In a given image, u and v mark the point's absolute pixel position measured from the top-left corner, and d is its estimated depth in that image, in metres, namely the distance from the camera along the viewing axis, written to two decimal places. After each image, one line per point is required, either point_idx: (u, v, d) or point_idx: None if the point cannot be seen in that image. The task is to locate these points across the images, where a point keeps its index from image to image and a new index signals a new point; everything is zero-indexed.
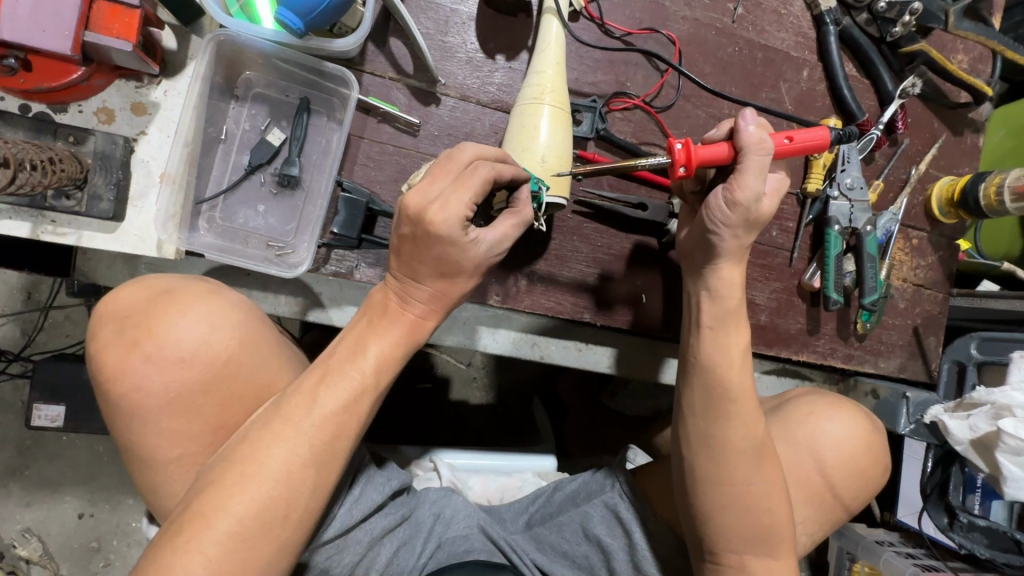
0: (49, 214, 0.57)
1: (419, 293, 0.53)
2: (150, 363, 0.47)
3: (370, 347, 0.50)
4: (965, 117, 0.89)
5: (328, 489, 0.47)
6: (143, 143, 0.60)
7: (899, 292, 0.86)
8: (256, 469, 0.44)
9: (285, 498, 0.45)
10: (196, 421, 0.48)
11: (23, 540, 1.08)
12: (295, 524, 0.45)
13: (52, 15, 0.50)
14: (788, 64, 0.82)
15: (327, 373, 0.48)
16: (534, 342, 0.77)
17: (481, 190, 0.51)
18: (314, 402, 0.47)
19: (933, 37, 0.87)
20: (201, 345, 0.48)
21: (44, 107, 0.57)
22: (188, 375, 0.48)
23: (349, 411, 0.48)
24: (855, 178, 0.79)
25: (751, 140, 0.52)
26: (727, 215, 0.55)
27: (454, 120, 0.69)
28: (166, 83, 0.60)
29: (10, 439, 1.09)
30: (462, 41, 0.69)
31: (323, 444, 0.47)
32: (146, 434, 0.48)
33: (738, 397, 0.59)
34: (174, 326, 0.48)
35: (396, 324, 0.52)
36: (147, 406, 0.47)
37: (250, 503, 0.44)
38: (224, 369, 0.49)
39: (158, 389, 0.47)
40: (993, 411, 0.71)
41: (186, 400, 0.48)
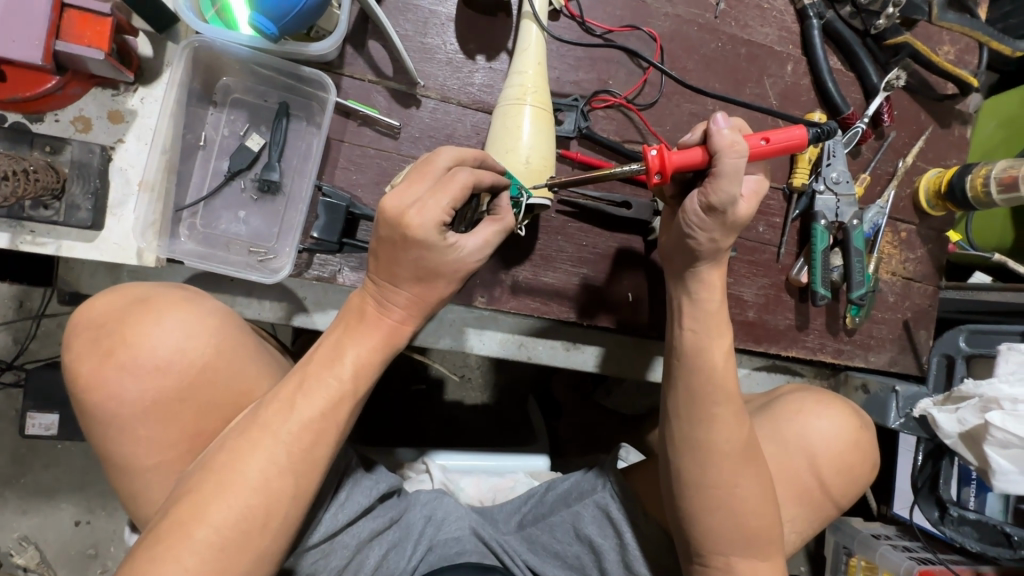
0: (28, 224, 0.57)
1: (397, 298, 0.53)
2: (125, 372, 0.47)
3: (348, 353, 0.50)
4: (953, 108, 0.88)
5: (308, 496, 0.47)
6: (121, 151, 0.59)
7: (889, 285, 0.86)
8: (233, 478, 0.45)
9: (264, 506, 0.45)
10: (173, 429, 0.48)
11: (21, 548, 1.08)
12: (275, 531, 0.45)
13: (23, 25, 0.50)
14: (772, 59, 0.81)
15: (305, 381, 0.48)
16: (521, 342, 0.77)
17: (460, 195, 0.51)
18: (291, 410, 0.47)
19: (919, 28, 0.86)
20: (176, 353, 0.48)
21: (20, 117, 0.57)
22: (163, 383, 0.48)
23: (327, 417, 0.48)
24: (840, 172, 0.78)
25: (723, 143, 0.51)
26: (702, 219, 0.56)
27: (435, 121, 0.68)
28: (142, 90, 0.60)
29: (4, 448, 1.09)
30: (441, 42, 0.69)
31: (301, 451, 0.47)
32: (124, 443, 0.48)
33: (722, 396, 0.59)
34: (149, 335, 0.48)
35: (375, 329, 0.52)
36: (123, 415, 0.47)
37: (228, 512, 0.44)
38: (201, 376, 0.49)
39: (134, 397, 0.47)
40: (981, 403, 0.71)
41: (163, 408, 0.48)
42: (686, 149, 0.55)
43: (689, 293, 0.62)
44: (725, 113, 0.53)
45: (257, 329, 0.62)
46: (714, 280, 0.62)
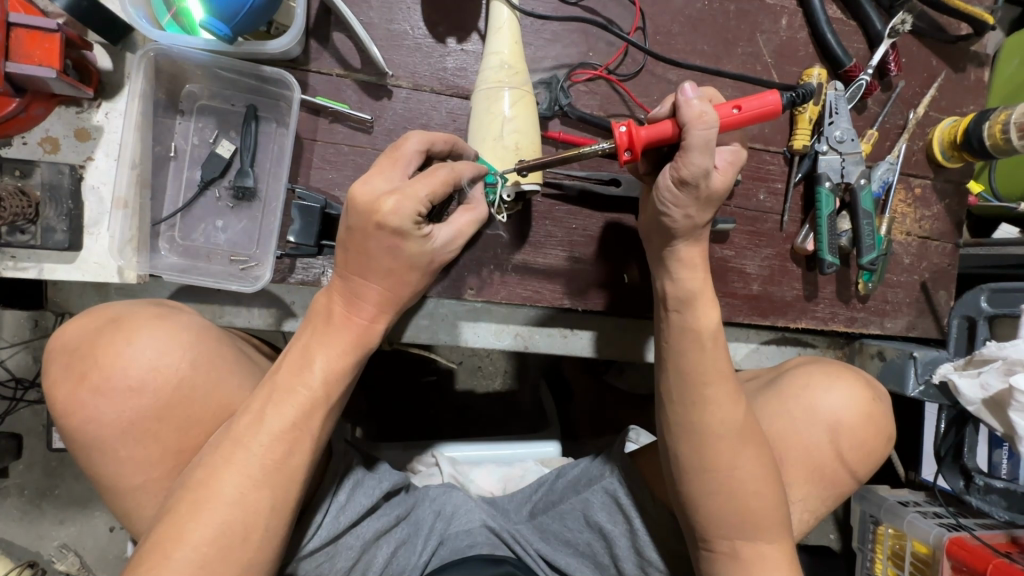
0: (9, 250, 0.57)
1: (366, 299, 0.51)
2: (100, 394, 0.47)
3: (317, 358, 0.50)
4: (968, 50, 0.81)
5: (288, 507, 0.47)
6: (91, 169, 0.59)
7: (903, 246, 0.81)
8: (211, 495, 0.45)
9: (242, 520, 0.45)
10: (153, 447, 0.48)
11: (61, 555, 1.13)
12: (257, 544, 0.46)
13: None
14: (763, 13, 0.76)
15: (275, 391, 0.48)
16: (516, 333, 0.75)
17: (440, 187, 0.50)
18: (262, 422, 0.47)
19: None
20: (150, 371, 0.48)
21: None
22: (140, 402, 0.48)
23: (299, 427, 0.48)
24: (844, 131, 0.74)
25: (692, 114, 0.48)
26: (675, 195, 0.53)
27: (409, 111, 0.66)
28: (106, 104, 0.59)
29: (35, 463, 1.14)
30: (409, 27, 0.66)
31: (275, 462, 0.47)
32: (110, 463, 0.48)
33: (716, 376, 0.57)
34: (121, 355, 0.48)
35: (344, 333, 0.51)
36: (106, 436, 0.48)
37: (207, 529, 0.44)
38: (177, 393, 0.49)
39: (113, 418, 0.47)
40: (1004, 366, 0.68)
41: (143, 428, 0.48)
42: (657, 121, 0.52)
43: (672, 273, 0.59)
44: (693, 83, 0.50)
45: (243, 336, 0.61)
46: (695, 260, 0.59)
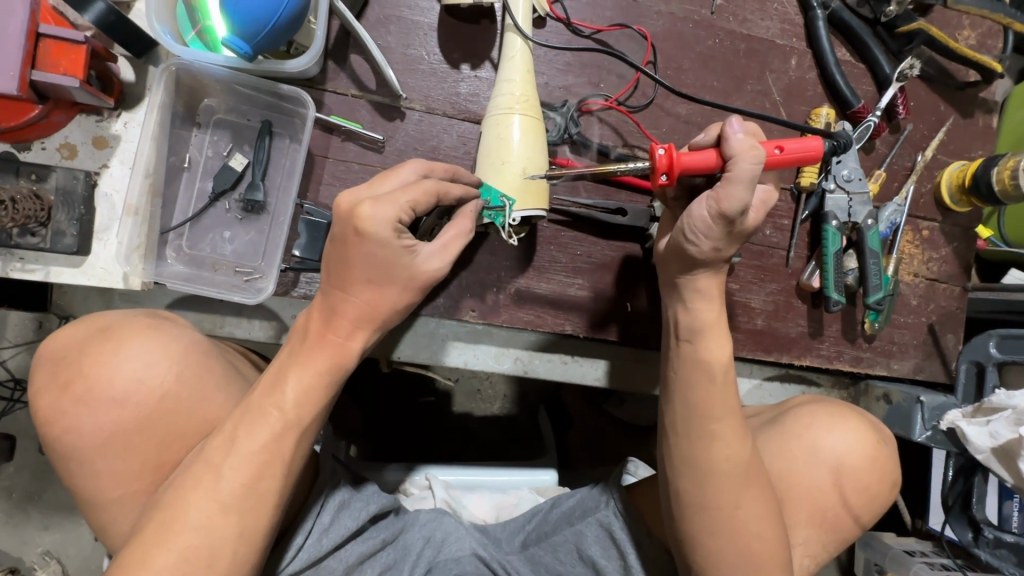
0: (18, 251, 0.58)
1: (346, 318, 0.51)
2: (82, 405, 0.47)
3: (292, 379, 0.49)
4: (977, 97, 0.82)
5: (257, 533, 0.47)
6: (105, 177, 0.60)
7: (910, 287, 0.81)
8: (180, 517, 0.45)
9: (208, 546, 0.45)
10: (132, 461, 0.48)
11: (44, 562, 1.11)
12: (222, 571, 0.45)
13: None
14: (774, 53, 0.77)
15: (249, 411, 0.48)
16: (516, 356, 0.74)
17: (421, 197, 0.51)
18: (234, 443, 0.47)
19: (934, 15, 0.81)
20: (132, 383, 0.48)
21: (10, 147, 0.58)
22: (121, 414, 0.48)
23: (271, 449, 0.48)
24: (852, 170, 0.74)
25: (740, 147, 0.50)
26: (709, 227, 0.53)
27: (421, 133, 0.67)
28: (126, 115, 0.60)
29: (27, 465, 1.13)
30: (425, 52, 0.68)
31: (245, 486, 0.47)
32: (87, 476, 0.48)
33: (716, 410, 0.56)
34: (106, 366, 0.48)
35: (321, 352, 0.50)
36: (84, 448, 0.47)
37: (175, 552, 0.44)
38: (158, 405, 0.49)
39: (94, 430, 0.47)
40: (1014, 416, 0.66)
41: (122, 442, 0.48)
42: (698, 152, 0.53)
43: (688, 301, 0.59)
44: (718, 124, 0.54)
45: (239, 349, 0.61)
46: (694, 292, 0.59)
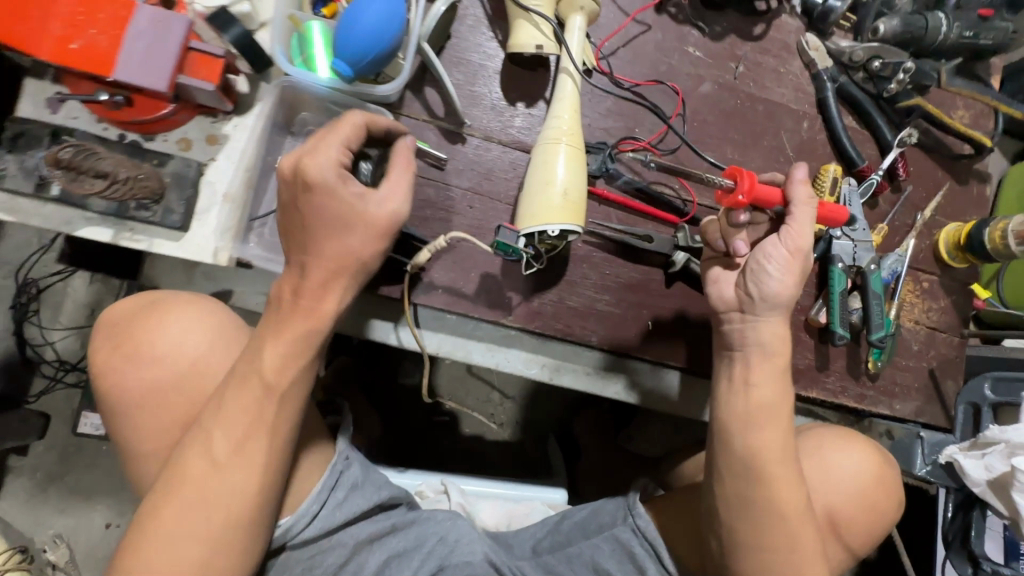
0: (130, 223, 0.67)
1: (313, 286, 0.61)
2: (130, 363, 0.65)
3: (267, 351, 0.61)
4: (971, 168, 0.92)
5: (250, 475, 0.61)
6: (212, 168, 0.70)
7: (912, 333, 0.87)
8: (189, 460, 0.60)
9: (214, 482, 0.60)
10: (164, 411, 0.65)
11: (54, 544, 1.25)
12: (228, 502, 0.60)
13: (158, 59, 0.60)
14: (788, 116, 0.88)
15: (236, 378, 0.62)
16: (543, 363, 0.81)
17: (349, 134, 0.61)
18: (225, 403, 0.61)
19: (933, 94, 0.91)
20: (167, 349, 0.65)
21: (138, 136, 0.69)
22: (157, 372, 0.65)
23: (256, 408, 0.61)
24: (856, 220, 0.83)
25: (801, 194, 0.65)
26: (776, 254, 0.65)
27: (478, 156, 0.78)
28: (236, 119, 0.71)
29: (55, 446, 1.28)
30: (488, 91, 0.79)
31: (236, 437, 0.61)
32: (131, 421, 0.65)
33: (749, 434, 0.64)
34: (151, 337, 0.66)
35: (291, 326, 0.62)
36: (128, 398, 0.65)
37: (190, 487, 0.60)
38: (188, 377, 0.66)
39: (134, 384, 0.65)
40: (1007, 449, 0.70)
41: (156, 402, 0.65)
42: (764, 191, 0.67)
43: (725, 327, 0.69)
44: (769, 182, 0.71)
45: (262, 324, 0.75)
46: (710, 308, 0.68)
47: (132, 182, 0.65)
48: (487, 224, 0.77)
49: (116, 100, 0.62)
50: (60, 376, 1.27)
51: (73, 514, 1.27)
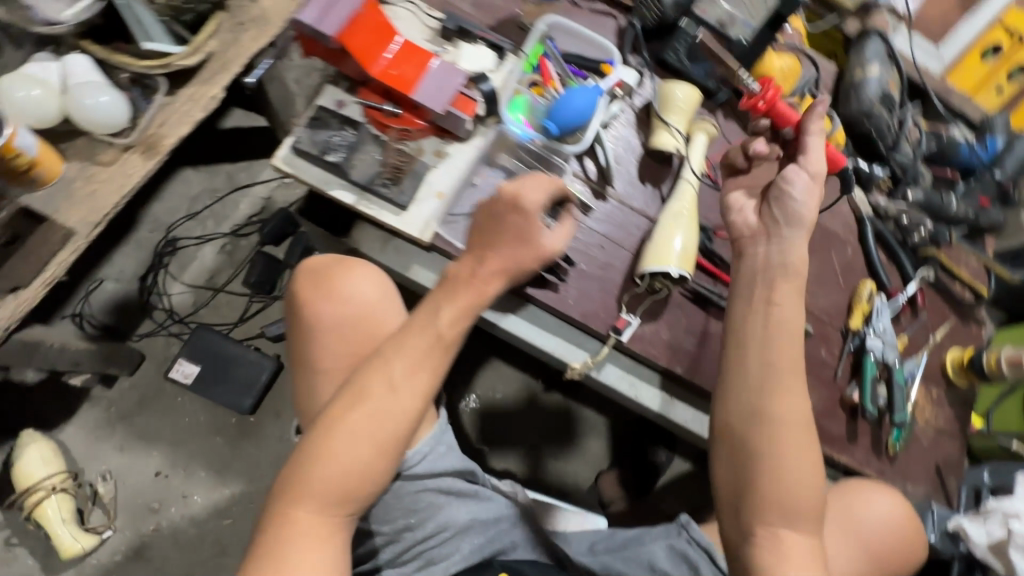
0: (368, 196, 0.89)
1: (489, 264, 0.77)
2: (323, 300, 0.78)
3: (444, 308, 0.75)
4: (970, 312, 1.17)
5: (416, 407, 0.71)
6: (434, 172, 0.92)
7: (923, 431, 1.07)
8: (369, 386, 0.71)
9: (387, 408, 0.70)
10: (343, 345, 0.77)
11: (103, 479, 1.32)
12: (394, 425, 0.70)
13: (441, 93, 0.86)
14: (837, 240, 1.14)
15: (414, 326, 0.74)
16: (631, 382, 1.01)
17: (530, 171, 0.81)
18: (404, 345, 0.73)
19: (946, 249, 1.18)
20: (352, 293, 0.78)
21: (388, 138, 0.91)
22: (342, 309, 0.77)
23: (427, 352, 0.73)
24: (885, 325, 1.07)
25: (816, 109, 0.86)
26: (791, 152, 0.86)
27: (613, 213, 1.03)
28: (460, 144, 0.94)
29: (137, 388, 1.38)
30: (626, 169, 1.05)
31: (407, 374, 0.71)
32: (315, 350, 0.77)
33: (772, 367, 0.80)
34: (340, 281, 0.78)
35: (467, 290, 0.76)
36: (317, 329, 0.77)
37: (366, 408, 0.69)
38: (369, 317, 0.78)
39: (325, 317, 0.78)
40: (1004, 517, 0.91)
41: (339, 339, 0.77)
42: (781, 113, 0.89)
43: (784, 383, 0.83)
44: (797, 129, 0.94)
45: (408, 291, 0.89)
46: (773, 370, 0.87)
47: (382, 168, 0.90)
48: (613, 263, 1.00)
49: (396, 112, 0.90)
50: (167, 325, 1.42)
51: (131, 455, 1.35)
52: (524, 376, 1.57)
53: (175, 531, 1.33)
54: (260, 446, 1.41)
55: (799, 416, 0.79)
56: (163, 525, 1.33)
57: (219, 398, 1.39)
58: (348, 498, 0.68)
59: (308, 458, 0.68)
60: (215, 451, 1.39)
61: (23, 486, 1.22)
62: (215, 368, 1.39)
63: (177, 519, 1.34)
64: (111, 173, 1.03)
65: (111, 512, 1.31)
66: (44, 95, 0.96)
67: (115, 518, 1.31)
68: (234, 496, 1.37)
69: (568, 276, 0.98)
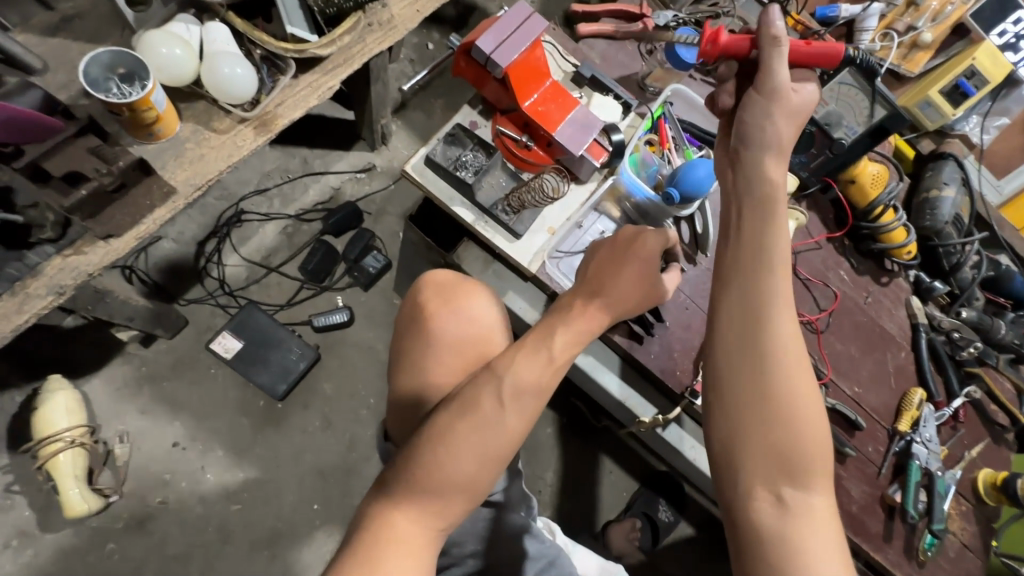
0: (486, 217, 0.93)
1: (604, 301, 0.77)
2: (446, 315, 0.84)
3: (559, 333, 0.74)
4: (1002, 434, 1.23)
5: (519, 427, 0.69)
6: (550, 208, 0.95)
7: (950, 542, 1.12)
8: (478, 395, 0.68)
9: (494, 420, 0.67)
10: (457, 361, 0.82)
11: (119, 440, 1.28)
12: (501, 439, 0.67)
13: (579, 138, 0.91)
14: (893, 343, 1.18)
15: (527, 345, 0.73)
16: (692, 444, 1.04)
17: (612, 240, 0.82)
18: (516, 359, 0.71)
19: (989, 370, 1.24)
20: (473, 315, 0.85)
21: (513, 168, 0.96)
22: (465, 327, 0.84)
23: (537, 372, 0.71)
24: (931, 434, 1.11)
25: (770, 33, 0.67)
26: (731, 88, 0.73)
27: (701, 276, 1.05)
28: (577, 185, 0.97)
29: (173, 352, 1.35)
30: None
31: (517, 389, 0.69)
32: (430, 361, 0.82)
33: (786, 370, 0.60)
34: (464, 303, 0.86)
35: (579, 319, 0.76)
36: (436, 341, 0.83)
37: (474, 417, 0.67)
38: (483, 339, 0.84)
39: (445, 331, 0.83)
40: None
41: (454, 354, 0.82)
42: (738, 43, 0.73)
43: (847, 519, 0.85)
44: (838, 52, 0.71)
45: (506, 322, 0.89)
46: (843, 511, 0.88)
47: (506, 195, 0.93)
48: (693, 325, 1.02)
49: (527, 145, 0.95)
50: (216, 295, 1.41)
51: (152, 419, 1.31)
52: (550, 409, 1.55)
53: (181, 507, 1.29)
54: (285, 436, 1.36)
55: (793, 378, 0.60)
56: (171, 499, 1.28)
57: (255, 378, 1.36)
58: (446, 509, 0.64)
59: (416, 459, 0.65)
60: (234, 431, 1.34)
61: (42, 433, 1.19)
62: (258, 348, 1.37)
63: (184, 495, 1.29)
64: (224, 141, 1.01)
65: (120, 475, 1.27)
66: (185, 55, 0.96)
67: (124, 483, 1.27)
68: (247, 482, 1.32)
69: (656, 331, 1.00)
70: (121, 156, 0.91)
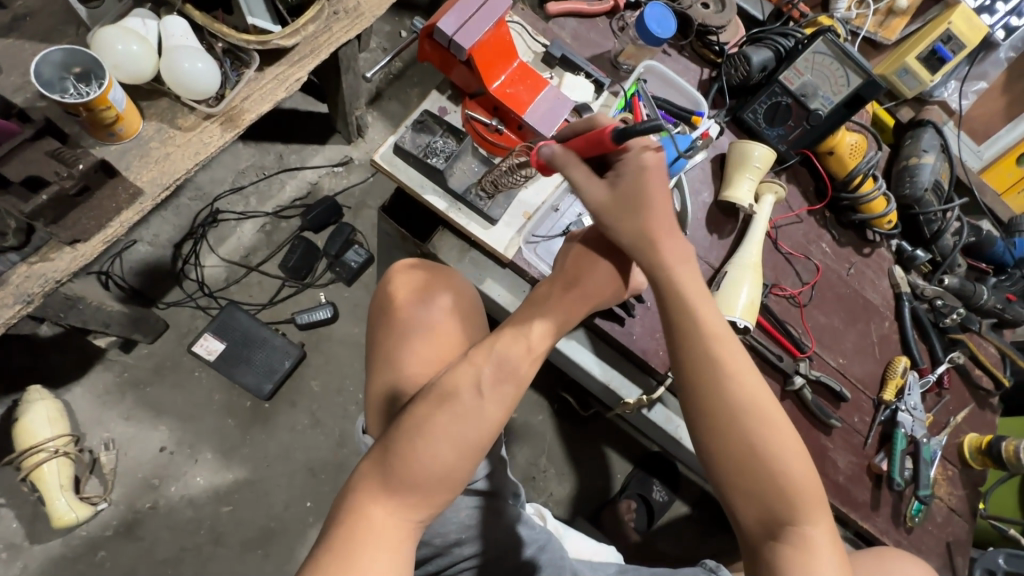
0: (460, 204, 0.91)
1: (584, 290, 0.76)
2: (422, 305, 0.83)
3: (538, 321, 0.73)
4: (987, 398, 1.23)
5: (499, 417, 0.68)
6: (524, 193, 0.94)
7: (938, 508, 1.13)
8: (456, 385, 0.67)
9: (472, 411, 0.66)
10: (434, 351, 0.81)
11: (105, 448, 1.27)
12: (479, 431, 0.65)
13: (550, 119, 0.89)
14: (877, 313, 1.18)
15: (504, 335, 0.72)
16: (678, 423, 1.04)
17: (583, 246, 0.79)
18: (493, 350, 0.70)
19: (973, 336, 1.24)
20: (448, 304, 0.84)
21: (485, 153, 0.95)
22: (442, 317, 0.83)
23: (517, 361, 0.70)
24: (916, 402, 1.11)
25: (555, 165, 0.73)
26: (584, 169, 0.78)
27: None
28: None
29: (154, 356, 1.34)
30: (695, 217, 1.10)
31: (495, 378, 0.68)
32: (407, 350, 0.81)
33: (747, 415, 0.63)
34: (439, 293, 0.85)
35: (557, 308, 0.74)
36: (413, 331, 0.82)
37: (451, 408, 0.65)
38: (459, 329, 0.84)
39: (421, 321, 0.83)
40: None
41: (431, 345, 0.81)
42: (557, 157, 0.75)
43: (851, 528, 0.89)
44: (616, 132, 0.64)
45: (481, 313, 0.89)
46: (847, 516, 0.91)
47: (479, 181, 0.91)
48: None
49: (498, 129, 0.93)
50: (195, 297, 1.39)
51: (136, 425, 1.30)
52: (539, 396, 1.56)
53: (171, 510, 1.28)
54: (272, 435, 1.35)
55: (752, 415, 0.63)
56: (160, 503, 1.28)
57: (238, 378, 1.34)
58: (426, 500, 0.64)
59: (394, 451, 0.64)
60: (221, 433, 1.33)
61: (24, 445, 1.17)
62: (240, 348, 1.35)
63: (173, 499, 1.28)
64: (190, 138, 0.98)
65: (108, 483, 1.26)
66: (143, 51, 0.93)
67: (112, 490, 1.26)
68: (237, 482, 1.31)
69: (637, 311, 1.00)
70: (82, 158, 0.87)
